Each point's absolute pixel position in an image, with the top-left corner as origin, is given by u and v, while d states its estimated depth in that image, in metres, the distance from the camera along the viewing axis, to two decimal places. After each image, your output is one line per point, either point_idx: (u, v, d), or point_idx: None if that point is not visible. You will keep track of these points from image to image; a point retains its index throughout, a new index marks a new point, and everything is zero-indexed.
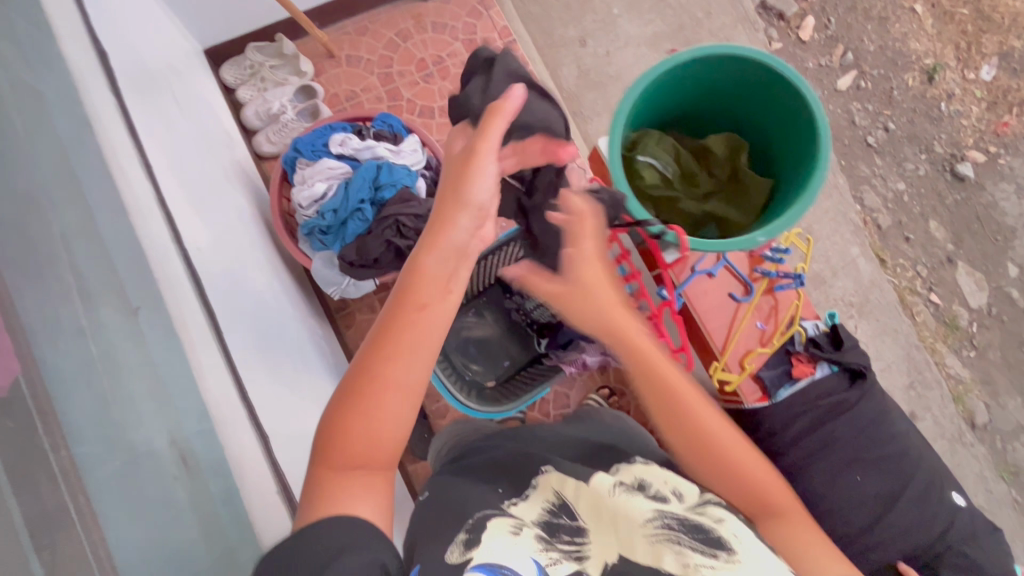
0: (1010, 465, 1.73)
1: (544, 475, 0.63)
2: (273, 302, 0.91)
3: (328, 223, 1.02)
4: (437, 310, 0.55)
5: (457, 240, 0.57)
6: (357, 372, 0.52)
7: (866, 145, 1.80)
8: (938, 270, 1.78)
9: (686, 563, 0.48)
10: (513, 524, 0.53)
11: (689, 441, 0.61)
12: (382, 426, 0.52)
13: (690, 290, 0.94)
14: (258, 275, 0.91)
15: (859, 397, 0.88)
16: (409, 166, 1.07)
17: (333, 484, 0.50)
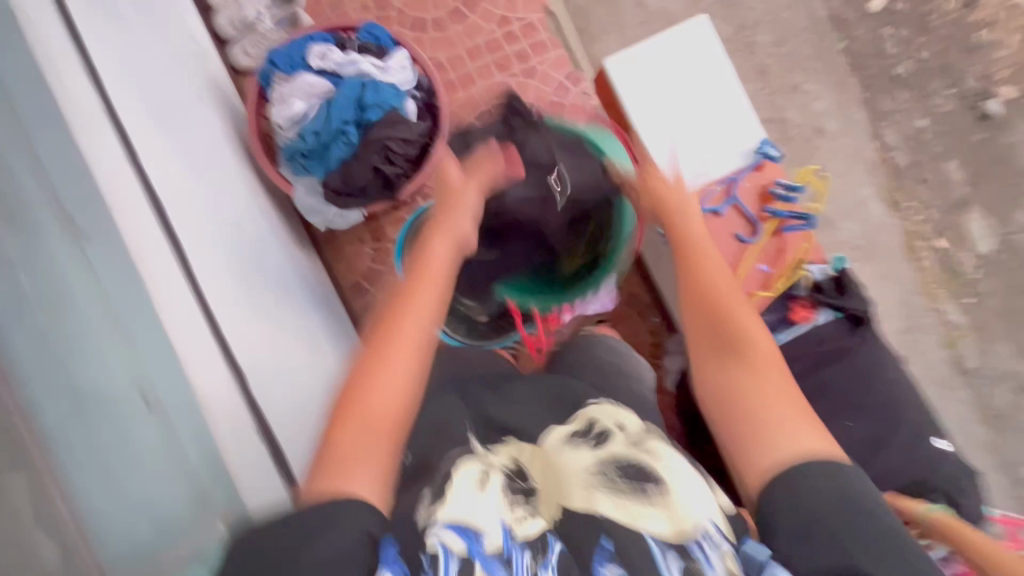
0: (993, 411, 1.75)
1: (504, 442, 0.61)
2: (257, 232, 0.87)
3: (309, 147, 0.94)
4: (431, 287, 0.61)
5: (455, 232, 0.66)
6: (377, 337, 0.57)
7: (891, 77, 1.71)
8: (949, 214, 1.73)
9: (625, 506, 0.52)
10: (481, 472, 0.55)
11: (699, 300, 0.68)
12: (387, 391, 0.54)
13: None
14: (237, 203, 0.85)
15: (857, 345, 0.86)
16: (397, 85, 0.98)
17: (337, 445, 0.52)
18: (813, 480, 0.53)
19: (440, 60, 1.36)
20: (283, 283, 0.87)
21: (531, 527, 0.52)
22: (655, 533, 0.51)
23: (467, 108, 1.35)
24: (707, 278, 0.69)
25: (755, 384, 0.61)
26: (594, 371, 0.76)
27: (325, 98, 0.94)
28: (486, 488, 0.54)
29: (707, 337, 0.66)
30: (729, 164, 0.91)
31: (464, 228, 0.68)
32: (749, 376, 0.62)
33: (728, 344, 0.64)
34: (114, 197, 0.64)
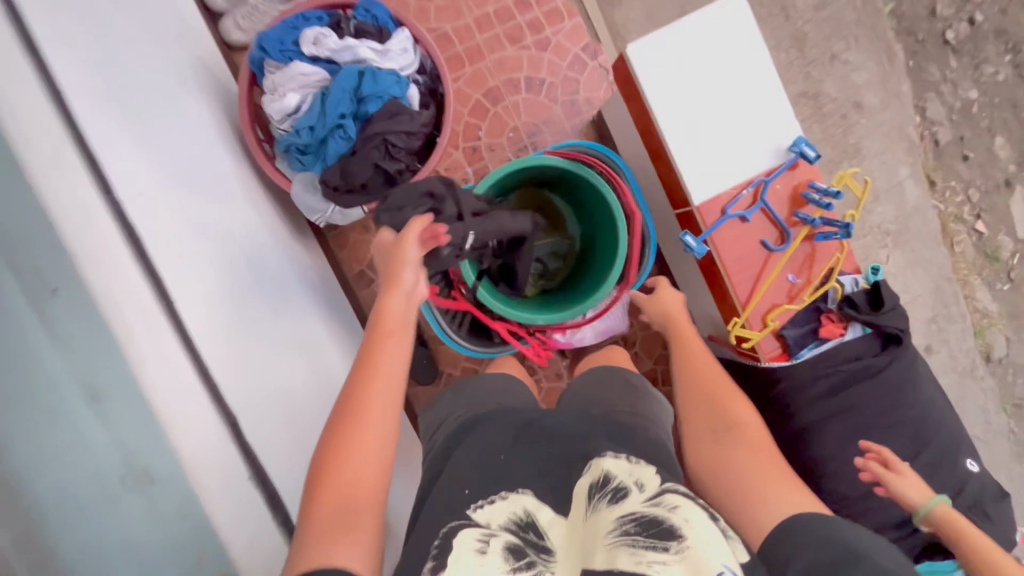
0: (1015, 399, 1.71)
1: (516, 492, 0.58)
2: (251, 241, 0.82)
3: (305, 142, 0.88)
4: (391, 348, 0.60)
5: (399, 305, 0.62)
6: (342, 408, 0.56)
7: (942, 43, 1.56)
8: (992, 194, 1.62)
9: (640, 562, 0.47)
10: (480, 537, 0.52)
11: (694, 387, 0.72)
12: (361, 466, 0.54)
13: (719, 235, 0.83)
14: (230, 210, 0.80)
15: (887, 363, 0.81)
16: (398, 72, 0.90)
17: (317, 538, 0.49)
18: (806, 529, 0.52)
19: (447, 31, 1.25)
20: (280, 292, 0.83)
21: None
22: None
23: (476, 86, 1.26)
24: (695, 365, 0.74)
25: (740, 453, 0.62)
26: (601, 407, 0.74)
27: (320, 88, 0.87)
28: (486, 554, 0.50)
29: (700, 417, 0.68)
30: (760, 164, 0.83)
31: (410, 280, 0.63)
32: (733, 446, 0.63)
33: (713, 416, 0.67)
34: (80, 221, 0.48)
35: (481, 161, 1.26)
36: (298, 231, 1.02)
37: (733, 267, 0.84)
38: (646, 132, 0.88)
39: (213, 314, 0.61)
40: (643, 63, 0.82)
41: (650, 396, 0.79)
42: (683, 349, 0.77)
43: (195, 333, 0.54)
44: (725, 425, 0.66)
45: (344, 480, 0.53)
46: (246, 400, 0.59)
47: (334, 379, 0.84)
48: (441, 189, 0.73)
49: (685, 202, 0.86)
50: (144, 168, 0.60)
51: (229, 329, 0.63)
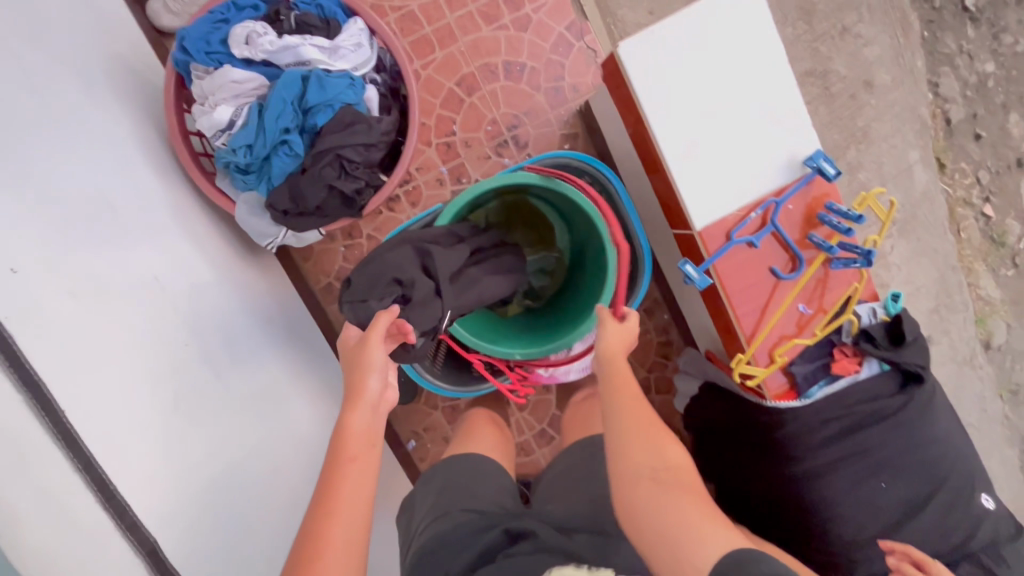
0: (1012, 384, 1.68)
1: None
2: (184, 284, 0.69)
3: (245, 161, 0.76)
4: (355, 468, 0.54)
5: (364, 419, 0.57)
6: (297, 549, 0.49)
7: (960, 9, 1.44)
8: (1003, 176, 1.53)
9: None
10: None
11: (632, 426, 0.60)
12: None
13: (724, 263, 0.73)
14: (155, 250, 0.67)
15: (903, 403, 0.73)
16: (351, 71, 0.77)
17: None
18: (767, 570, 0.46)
19: (413, 10, 1.10)
20: (224, 340, 0.72)
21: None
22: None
23: (449, 73, 1.12)
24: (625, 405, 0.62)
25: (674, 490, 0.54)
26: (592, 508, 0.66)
27: (259, 96, 0.75)
28: None
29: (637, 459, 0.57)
30: (771, 181, 0.72)
31: (373, 389, 0.59)
32: (669, 487, 0.54)
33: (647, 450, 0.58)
34: None
35: (457, 158, 1.13)
36: (249, 253, 0.91)
37: (739, 299, 0.74)
38: (643, 141, 0.77)
39: (126, 411, 0.50)
40: (637, 64, 0.70)
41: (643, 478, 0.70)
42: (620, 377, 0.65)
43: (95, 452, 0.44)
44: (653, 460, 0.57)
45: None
46: (173, 518, 0.49)
47: (294, 434, 0.75)
48: (409, 274, 0.68)
49: (686, 225, 0.76)
50: (19, 234, 0.48)
51: (151, 425, 0.52)
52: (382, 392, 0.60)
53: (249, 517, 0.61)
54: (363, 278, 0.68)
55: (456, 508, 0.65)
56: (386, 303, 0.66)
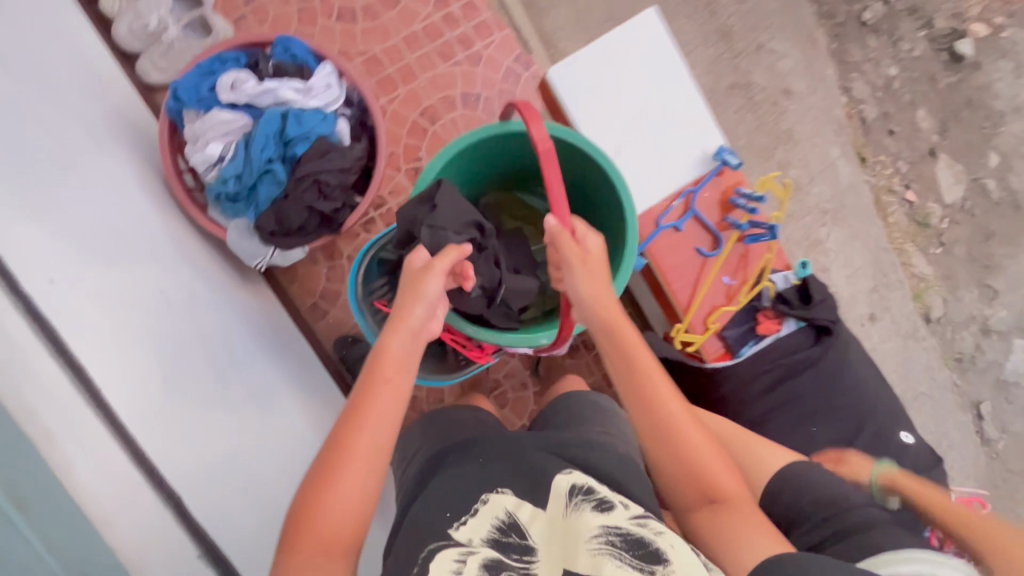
0: (956, 353, 1.82)
1: (496, 494, 0.62)
2: (187, 298, 0.79)
3: (234, 190, 0.87)
4: (390, 388, 0.61)
5: (411, 329, 0.63)
6: (329, 447, 0.58)
7: (860, 23, 1.64)
8: (919, 164, 1.70)
9: None
10: (457, 557, 0.55)
11: (654, 434, 0.63)
12: (343, 502, 0.56)
13: (657, 246, 0.86)
14: (162, 269, 0.77)
15: (820, 354, 0.85)
16: (325, 108, 0.89)
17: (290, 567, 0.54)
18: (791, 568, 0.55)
19: (376, 53, 1.24)
20: (225, 345, 0.81)
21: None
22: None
23: (413, 106, 1.25)
24: (656, 393, 0.63)
25: (727, 513, 0.61)
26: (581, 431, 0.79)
27: (244, 133, 0.86)
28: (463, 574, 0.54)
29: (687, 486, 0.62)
30: (687, 173, 0.86)
31: (416, 317, 0.64)
32: (724, 511, 0.61)
33: (697, 483, 0.62)
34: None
35: None
36: (240, 275, 1.00)
37: (672, 277, 0.86)
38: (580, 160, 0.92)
39: (147, 397, 0.59)
40: (567, 85, 0.83)
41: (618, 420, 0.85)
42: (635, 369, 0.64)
43: (126, 421, 0.54)
44: (703, 480, 0.62)
45: (325, 514, 0.55)
46: (192, 477, 0.59)
47: (291, 425, 0.83)
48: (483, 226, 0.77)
49: None
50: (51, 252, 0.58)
51: (167, 407, 0.62)
52: (426, 320, 0.65)
53: (257, 492, 0.70)
54: (449, 210, 0.73)
55: (461, 441, 0.75)
56: (461, 242, 0.72)
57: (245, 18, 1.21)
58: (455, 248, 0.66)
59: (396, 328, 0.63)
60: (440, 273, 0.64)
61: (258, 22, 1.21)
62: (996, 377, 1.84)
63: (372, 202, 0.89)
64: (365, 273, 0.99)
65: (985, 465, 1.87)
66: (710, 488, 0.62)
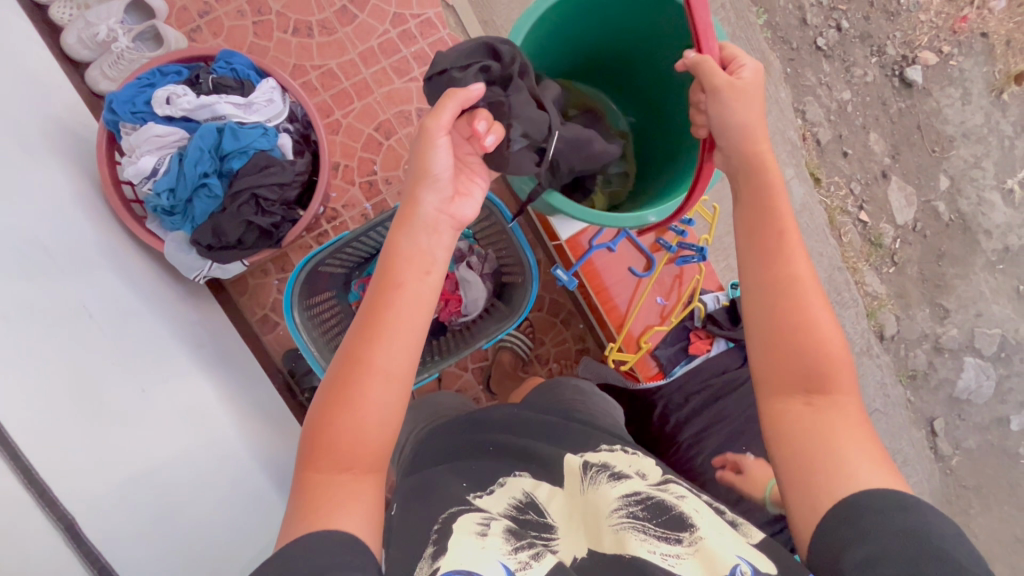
0: (909, 370, 1.86)
1: (517, 476, 0.67)
2: (112, 315, 0.79)
3: (170, 204, 0.87)
4: (414, 287, 0.58)
5: (425, 216, 0.61)
6: (346, 355, 0.56)
7: (815, 48, 1.69)
8: (872, 186, 1.76)
9: (651, 549, 0.55)
10: (480, 521, 0.58)
11: (774, 292, 0.61)
12: (368, 415, 0.54)
13: (591, 266, 0.88)
14: (89, 286, 0.78)
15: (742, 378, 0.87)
16: (265, 122, 0.90)
17: (316, 486, 0.53)
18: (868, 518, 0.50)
19: (331, 67, 1.25)
20: (152, 362, 0.81)
21: (536, 573, 0.54)
22: None
23: (368, 121, 1.26)
24: (795, 255, 0.62)
25: (831, 412, 0.57)
26: (569, 404, 0.83)
27: (179, 147, 0.87)
28: (486, 536, 0.57)
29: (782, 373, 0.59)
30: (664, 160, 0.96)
31: (426, 205, 0.61)
32: (825, 413, 0.57)
33: (801, 377, 0.58)
34: None
35: (379, 195, 1.26)
36: (182, 288, 1.00)
37: (603, 296, 0.90)
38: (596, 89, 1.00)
39: (44, 411, 0.60)
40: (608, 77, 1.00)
41: (597, 399, 0.87)
42: (781, 223, 0.63)
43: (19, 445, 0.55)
44: (807, 374, 0.58)
45: (344, 429, 0.54)
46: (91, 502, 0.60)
47: (218, 440, 0.83)
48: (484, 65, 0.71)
49: (555, 236, 0.90)
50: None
51: (73, 427, 0.63)
52: (442, 209, 0.62)
53: (172, 515, 0.70)
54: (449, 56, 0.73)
55: (461, 420, 0.82)
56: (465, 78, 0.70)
57: (199, 29, 1.22)
58: (458, 91, 0.62)
59: (400, 227, 0.60)
60: (443, 137, 0.60)
61: (212, 34, 1.22)
62: (948, 394, 1.89)
63: (312, 218, 0.89)
64: (300, 293, 0.99)
65: (938, 480, 1.92)
66: (817, 380, 0.58)
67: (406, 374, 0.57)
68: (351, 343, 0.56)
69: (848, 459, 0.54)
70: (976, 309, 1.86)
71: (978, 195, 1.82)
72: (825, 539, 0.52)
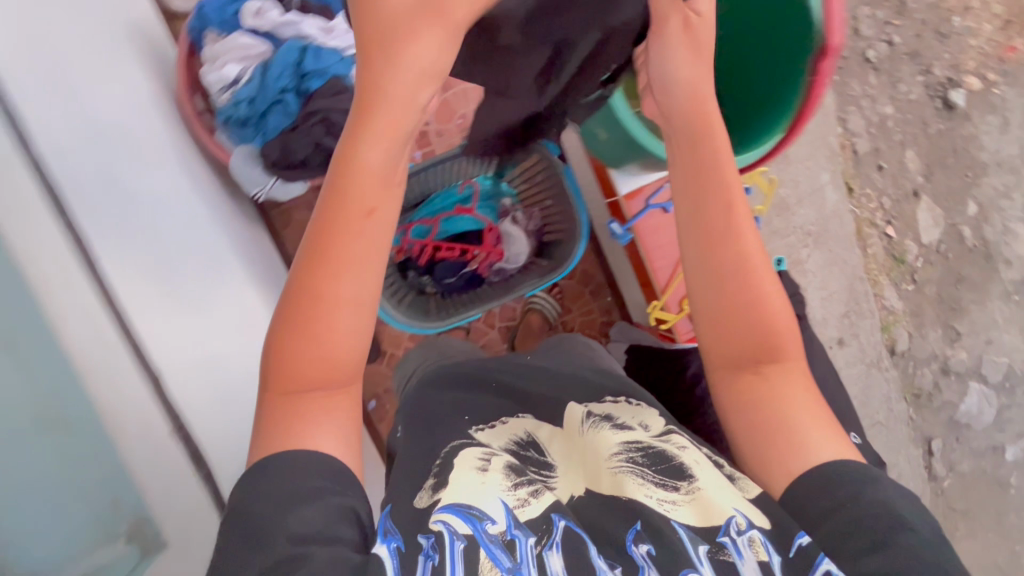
0: (914, 388, 1.90)
1: (517, 418, 0.72)
2: (198, 212, 0.85)
3: (245, 115, 0.90)
4: (380, 214, 0.54)
5: (398, 123, 0.53)
6: (305, 283, 0.54)
7: (864, 60, 1.72)
8: (902, 202, 1.78)
9: (646, 491, 0.59)
10: (481, 458, 0.62)
11: (724, 275, 0.63)
12: (336, 343, 0.56)
13: (643, 225, 0.91)
14: (176, 184, 0.83)
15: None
16: (344, 49, 0.92)
17: (289, 419, 0.57)
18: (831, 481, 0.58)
19: None
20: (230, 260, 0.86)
21: (532, 512, 0.57)
22: (684, 523, 0.56)
23: None
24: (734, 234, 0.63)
25: (782, 385, 0.63)
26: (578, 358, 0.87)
27: (261, 61, 0.89)
28: (487, 472, 0.60)
29: (739, 347, 0.64)
30: None
31: (401, 112, 0.53)
32: (773, 377, 0.64)
33: (760, 346, 0.63)
34: None
35: (429, 146, 1.29)
36: (237, 207, 1.02)
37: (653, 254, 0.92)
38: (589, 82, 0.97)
39: None
40: None
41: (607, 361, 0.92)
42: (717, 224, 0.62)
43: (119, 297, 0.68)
44: (763, 343, 0.64)
45: (313, 354, 0.55)
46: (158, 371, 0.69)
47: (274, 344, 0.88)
48: None
49: (612, 193, 0.92)
50: None
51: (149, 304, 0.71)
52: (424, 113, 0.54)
53: None
54: None
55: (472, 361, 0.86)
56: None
57: None
58: None
59: (361, 136, 0.52)
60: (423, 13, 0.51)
61: None
62: (949, 416, 1.92)
63: None
64: None
65: (928, 501, 1.95)
66: (767, 354, 0.64)
67: (369, 300, 0.56)
68: (306, 271, 0.54)
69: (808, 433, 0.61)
70: (986, 336, 1.89)
71: (1004, 225, 1.84)
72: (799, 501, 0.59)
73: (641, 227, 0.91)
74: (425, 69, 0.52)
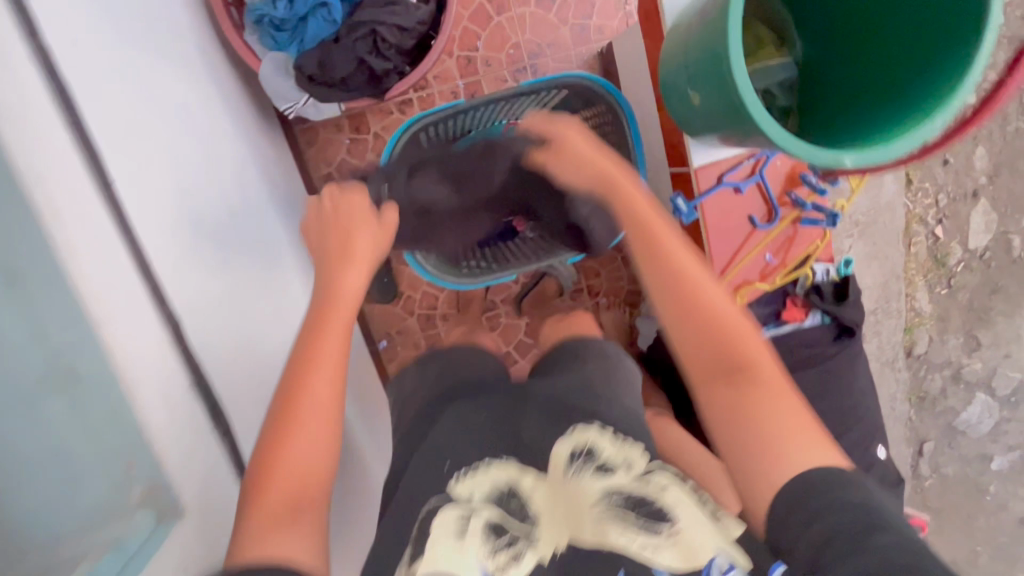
0: (920, 391, 1.88)
1: (498, 461, 0.58)
2: (220, 129, 0.75)
3: (282, 16, 0.78)
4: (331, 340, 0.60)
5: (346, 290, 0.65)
6: (277, 407, 0.56)
7: None
8: (957, 202, 1.68)
9: (630, 545, 0.51)
10: (459, 520, 0.52)
11: (686, 308, 0.59)
12: (310, 450, 0.54)
13: (710, 204, 0.81)
14: (203, 91, 0.73)
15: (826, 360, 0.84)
16: None
17: (263, 526, 0.50)
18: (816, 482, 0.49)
19: None
20: (250, 188, 0.80)
21: None
22: (667, 570, 0.49)
23: None
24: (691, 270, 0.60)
25: (753, 396, 0.55)
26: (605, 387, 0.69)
27: None
28: (465, 539, 0.51)
29: (710, 362, 0.57)
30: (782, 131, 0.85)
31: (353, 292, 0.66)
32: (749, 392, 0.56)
33: (726, 356, 0.57)
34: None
35: (474, 75, 1.15)
36: (262, 121, 0.92)
37: (715, 238, 0.83)
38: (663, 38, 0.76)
39: (154, 225, 0.54)
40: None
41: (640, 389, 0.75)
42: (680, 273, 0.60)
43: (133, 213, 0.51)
44: (730, 357, 0.57)
45: (288, 467, 0.53)
46: (199, 311, 0.58)
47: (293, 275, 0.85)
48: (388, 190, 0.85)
49: (682, 162, 0.82)
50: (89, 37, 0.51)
51: (176, 232, 0.58)
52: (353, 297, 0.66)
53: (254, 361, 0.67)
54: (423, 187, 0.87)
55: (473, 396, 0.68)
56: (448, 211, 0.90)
57: None
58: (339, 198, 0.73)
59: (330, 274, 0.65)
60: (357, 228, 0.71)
61: None
62: (948, 423, 1.92)
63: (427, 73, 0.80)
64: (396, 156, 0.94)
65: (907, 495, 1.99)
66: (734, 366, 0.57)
67: (337, 412, 0.57)
68: (273, 408, 0.56)
69: (783, 441, 0.52)
70: (1006, 350, 1.83)
71: None
72: (781, 523, 0.49)
73: (709, 207, 0.80)
74: (360, 273, 0.68)
